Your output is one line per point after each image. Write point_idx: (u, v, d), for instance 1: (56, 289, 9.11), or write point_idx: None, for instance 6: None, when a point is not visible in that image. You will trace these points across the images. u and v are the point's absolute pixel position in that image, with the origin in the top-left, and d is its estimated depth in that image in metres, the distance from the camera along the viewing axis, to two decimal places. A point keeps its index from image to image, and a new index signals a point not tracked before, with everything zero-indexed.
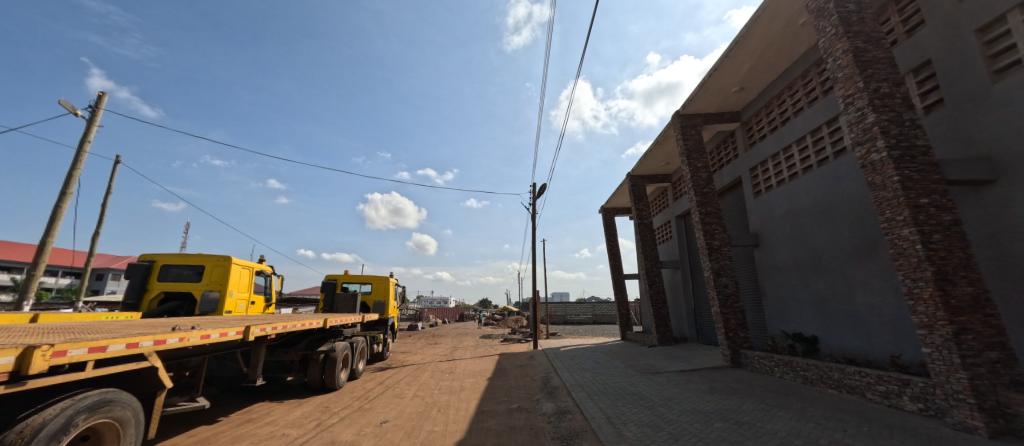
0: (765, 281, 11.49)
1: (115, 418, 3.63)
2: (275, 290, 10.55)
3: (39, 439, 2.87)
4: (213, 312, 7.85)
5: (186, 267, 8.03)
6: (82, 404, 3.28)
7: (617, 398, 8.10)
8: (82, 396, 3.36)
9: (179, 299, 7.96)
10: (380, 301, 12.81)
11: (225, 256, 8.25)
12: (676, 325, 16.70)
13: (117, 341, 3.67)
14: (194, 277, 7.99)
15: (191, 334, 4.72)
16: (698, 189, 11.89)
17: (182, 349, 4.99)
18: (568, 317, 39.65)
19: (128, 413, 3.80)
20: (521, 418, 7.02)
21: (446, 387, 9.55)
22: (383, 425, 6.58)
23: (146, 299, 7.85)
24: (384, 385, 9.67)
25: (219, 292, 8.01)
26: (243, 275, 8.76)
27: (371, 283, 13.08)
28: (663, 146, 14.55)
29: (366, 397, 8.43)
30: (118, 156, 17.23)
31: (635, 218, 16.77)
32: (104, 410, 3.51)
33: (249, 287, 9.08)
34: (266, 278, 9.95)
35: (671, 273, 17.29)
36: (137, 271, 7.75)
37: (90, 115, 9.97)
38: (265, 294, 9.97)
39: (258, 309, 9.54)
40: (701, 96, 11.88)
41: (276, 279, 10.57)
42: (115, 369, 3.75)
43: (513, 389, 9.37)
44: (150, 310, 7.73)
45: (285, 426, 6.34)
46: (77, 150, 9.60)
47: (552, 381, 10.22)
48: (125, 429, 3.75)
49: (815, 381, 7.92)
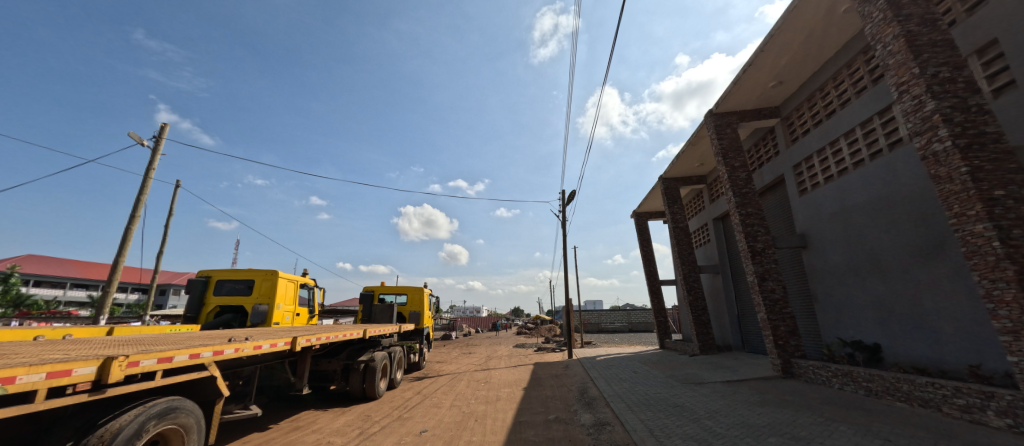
0: (816, 285, 10.74)
1: (180, 425, 3.91)
2: (317, 302, 11.03)
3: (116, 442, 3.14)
4: (262, 324, 8.30)
5: (238, 281, 8.58)
6: (151, 411, 3.56)
7: (659, 410, 7.79)
8: (151, 403, 3.64)
9: (232, 312, 8.48)
10: (416, 311, 13.07)
11: (272, 271, 8.74)
12: (719, 332, 15.88)
13: (182, 351, 3.96)
14: (246, 291, 8.51)
15: (245, 344, 5.02)
16: (736, 189, 11.39)
17: (238, 359, 5.31)
18: (602, 325, 38.90)
19: (192, 420, 4.07)
20: (559, 429, 6.89)
21: (482, 397, 9.55)
22: (422, 434, 6.68)
23: (204, 312, 8.44)
24: (421, 394, 9.82)
25: (268, 305, 8.46)
26: (289, 288, 9.22)
27: (407, 293, 13.32)
28: (696, 146, 14.08)
29: (404, 406, 8.59)
30: (177, 181, 18.83)
31: (669, 221, 16.24)
32: (172, 416, 3.80)
33: (294, 300, 9.52)
34: (309, 290, 10.44)
35: (711, 279, 16.57)
36: (195, 286, 8.37)
37: (154, 144, 10.98)
38: (309, 307, 10.43)
39: (303, 321, 10.00)
40: (736, 93, 11.42)
41: (318, 291, 11.07)
42: (180, 378, 4.05)
43: (549, 400, 9.21)
44: (207, 322, 8.30)
45: (330, 434, 6.56)
46: (142, 177, 10.56)
47: (589, 391, 10.00)
48: (188, 434, 4.01)
49: (881, 393, 7.28)
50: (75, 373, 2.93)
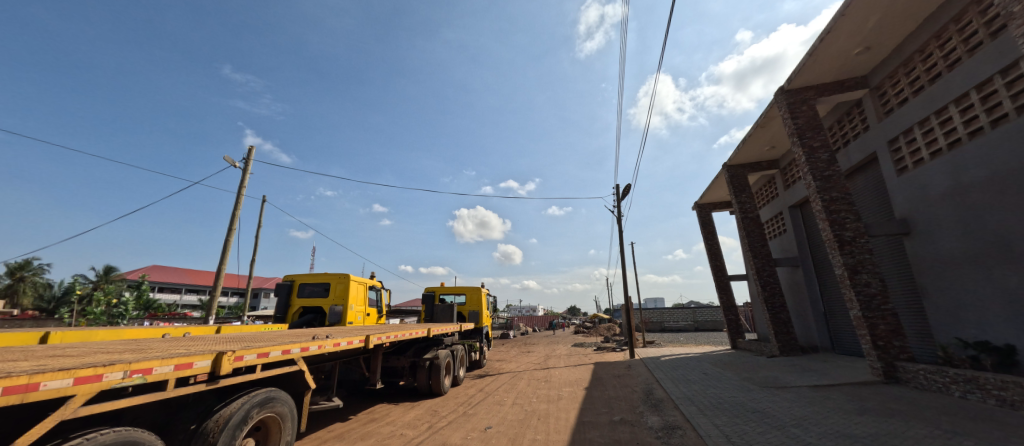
0: (924, 277, 9.31)
1: (277, 413, 4.41)
2: (385, 303, 11.79)
3: (227, 428, 3.64)
4: (338, 323, 9.04)
5: (316, 285, 9.44)
6: (254, 400, 4.05)
7: (736, 415, 7.25)
8: (254, 393, 4.15)
9: (312, 312, 9.34)
10: (475, 311, 13.44)
11: (344, 274, 9.48)
12: (801, 332, 14.40)
13: (276, 348, 4.44)
14: (323, 293, 9.33)
15: (327, 342, 5.50)
16: (816, 173, 10.25)
17: (321, 355, 5.83)
18: (665, 324, 37.04)
19: (287, 409, 4.56)
20: (625, 431, 6.69)
21: (543, 396, 9.56)
22: (487, 430, 6.85)
23: (290, 313, 9.40)
24: (484, 392, 10.07)
25: (342, 306, 9.20)
26: (359, 290, 9.94)
27: (465, 293, 13.74)
28: (766, 129, 12.90)
29: (469, 403, 8.87)
30: (263, 197, 21.18)
31: (737, 212, 15.05)
32: (270, 405, 4.29)
33: (365, 301, 10.26)
34: (377, 292, 11.18)
35: (789, 273, 15.07)
36: (282, 289, 9.36)
37: (244, 165, 12.46)
38: (377, 307, 11.17)
39: (372, 320, 10.74)
40: (812, 66, 10.28)
41: (385, 292, 11.83)
42: (276, 371, 4.54)
43: (613, 400, 8.97)
44: (293, 321, 9.23)
45: (402, 427, 6.98)
46: (235, 195, 12.02)
47: (655, 393, 9.58)
48: (284, 422, 4.51)
49: (1018, 404, 6.12)
50: (195, 365, 3.42)
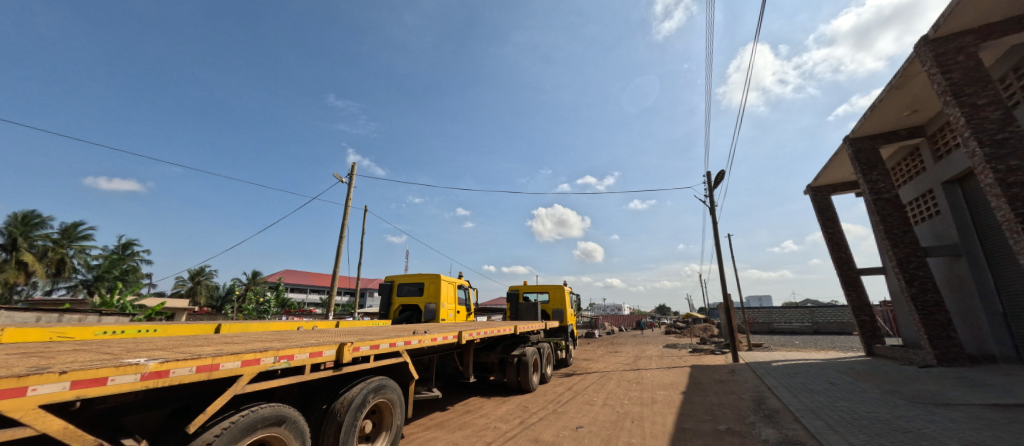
0: None
1: (388, 398, 5.03)
2: (473, 301, 12.42)
3: (351, 409, 4.28)
4: (433, 320, 9.77)
5: (413, 284, 10.33)
6: (370, 386, 4.68)
7: (878, 434, 6.10)
8: (370, 380, 4.78)
9: (410, 310, 10.25)
10: (559, 309, 13.43)
11: (436, 274, 10.20)
12: (969, 338, 11.54)
13: (384, 341, 4.94)
14: (419, 292, 10.17)
15: (425, 337, 5.96)
16: (984, 137, 8.13)
17: (421, 349, 6.34)
18: (775, 325, 32.71)
19: (395, 395, 5.17)
20: (734, 442, 6.06)
21: (635, 398, 9.15)
22: (579, 430, 6.79)
23: (392, 310, 10.44)
24: (572, 390, 10.00)
25: (436, 304, 9.92)
26: (450, 289, 10.62)
27: (549, 291, 13.81)
28: (903, 90, 10.64)
29: (558, 401, 8.89)
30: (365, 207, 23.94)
31: (865, 193, 12.66)
32: (382, 391, 4.91)
33: (455, 299, 10.93)
34: (466, 291, 11.81)
35: (947, 264, 12.20)
36: (385, 289, 10.43)
37: (350, 180, 14.20)
38: (466, 305, 11.81)
39: (462, 317, 11.39)
40: (970, 4, 8.18)
41: (473, 291, 12.46)
42: (386, 362, 5.06)
43: (716, 407, 8.21)
44: (395, 317, 10.24)
45: (496, 420, 7.28)
46: (344, 207, 13.78)
47: (768, 402, 8.53)
48: (393, 407, 5.13)
49: None
50: (324, 353, 3.96)
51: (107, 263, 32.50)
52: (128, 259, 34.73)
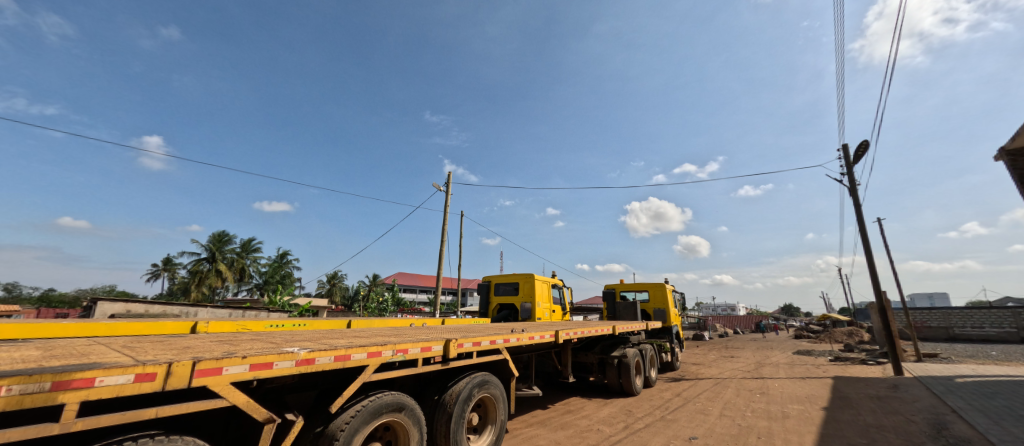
0: None
1: (491, 394, 5.25)
2: (568, 300, 12.29)
3: (459, 402, 4.57)
4: (529, 319, 9.91)
5: (508, 284, 10.65)
6: (475, 381, 4.92)
7: None
8: (474, 375, 5.03)
9: (508, 309, 10.58)
10: (661, 309, 12.47)
11: (530, 274, 10.35)
12: None
13: (485, 338, 5.15)
14: (515, 291, 10.45)
15: (523, 335, 6.05)
16: None
17: (519, 347, 6.45)
18: (957, 330, 25.50)
19: (497, 392, 5.37)
20: None
21: (760, 410, 7.99)
22: (692, 441, 6.16)
23: (491, 309, 10.92)
24: (682, 397, 9.16)
25: (531, 303, 10.05)
26: (544, 288, 10.66)
27: (648, 290, 12.93)
28: None
29: (666, 407, 8.23)
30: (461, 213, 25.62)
31: None
32: (486, 387, 5.14)
33: (549, 298, 10.93)
34: (560, 290, 11.74)
35: None
36: (483, 289, 10.97)
37: (447, 188, 15.35)
38: (561, 304, 11.74)
39: (558, 316, 11.35)
40: None
41: (567, 290, 12.33)
42: (487, 358, 5.27)
43: (873, 429, 6.69)
44: (494, 316, 10.68)
45: (598, 422, 7.03)
46: (443, 213, 14.94)
47: (955, 429, 6.63)
48: (497, 403, 5.34)
49: None
50: (433, 348, 4.28)
51: (272, 269, 40.86)
52: (285, 266, 43.10)
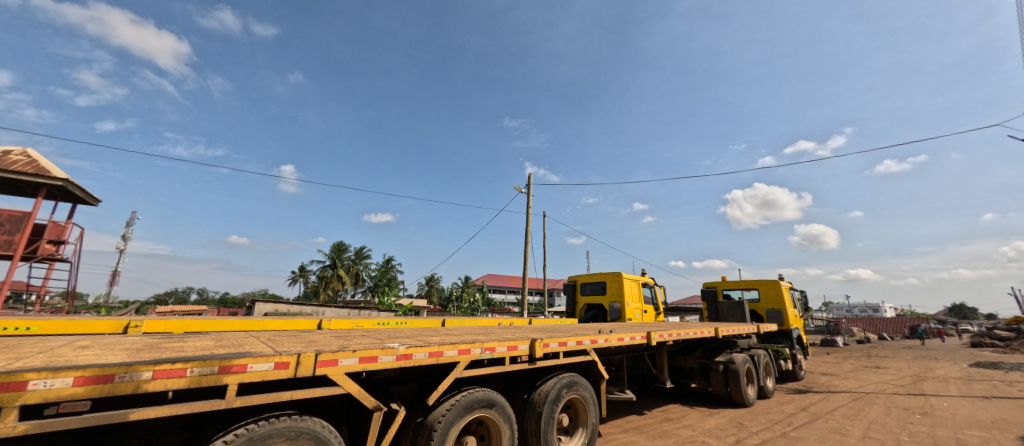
0: None
1: (581, 396, 5.15)
2: (661, 300, 11.47)
3: (548, 401, 4.57)
4: (619, 319, 9.49)
5: (595, 283, 10.37)
6: (563, 381, 4.87)
7: None
8: (562, 375, 4.98)
9: (595, 309, 10.30)
10: (775, 309, 10.88)
11: (617, 273, 9.92)
12: None
13: (571, 338, 5.06)
14: (602, 291, 10.13)
15: (611, 336, 5.80)
16: None
17: (608, 348, 6.20)
18: None
19: (587, 394, 5.25)
20: None
21: (920, 434, 6.43)
22: None
23: (578, 309, 10.75)
24: (809, 412, 7.83)
25: (620, 303, 9.61)
26: (633, 287, 10.11)
27: (757, 288, 11.38)
28: None
29: (788, 423, 7.12)
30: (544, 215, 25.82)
31: None
32: (575, 388, 5.05)
33: (640, 298, 10.33)
34: (651, 289, 11.01)
35: None
36: (569, 288, 10.87)
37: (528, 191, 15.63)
38: (654, 304, 11.01)
39: (651, 317, 10.67)
40: None
41: (659, 289, 11.52)
42: (575, 359, 5.17)
43: None
44: (581, 316, 10.49)
45: (703, 434, 6.39)
46: (526, 215, 15.23)
47: None
48: (587, 405, 5.22)
49: None
50: (519, 348, 4.35)
51: (380, 273, 46.32)
52: (390, 271, 48.42)
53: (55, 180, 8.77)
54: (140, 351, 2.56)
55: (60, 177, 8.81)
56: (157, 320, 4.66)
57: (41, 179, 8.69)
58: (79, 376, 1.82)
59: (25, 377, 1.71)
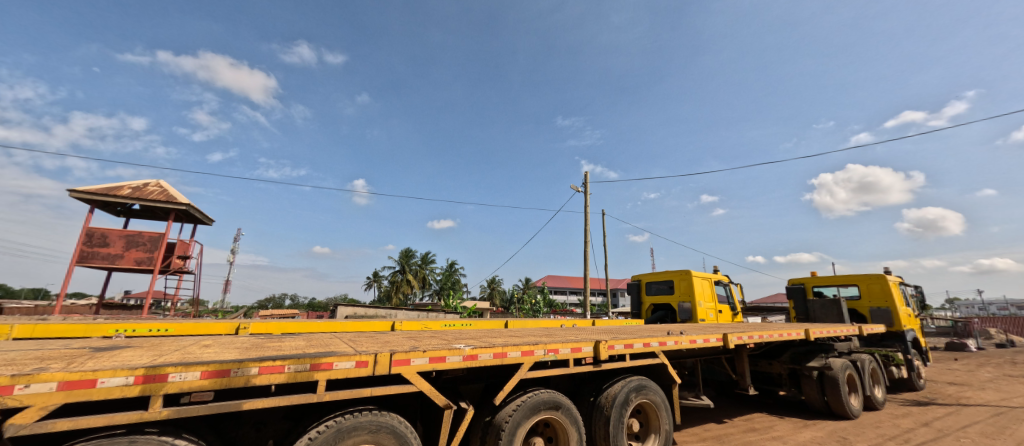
0: None
1: (651, 401, 4.90)
2: (738, 299, 10.53)
3: (616, 405, 4.42)
4: (690, 320, 8.88)
5: (661, 283, 9.84)
6: (631, 385, 4.67)
7: None
8: (630, 379, 4.78)
9: (663, 309, 9.75)
10: (882, 309, 9.38)
11: (686, 270, 9.31)
12: None
13: (638, 340, 4.84)
14: (669, 290, 9.57)
15: (682, 338, 5.44)
16: None
17: (679, 351, 5.82)
18: None
19: (658, 399, 4.98)
20: None
21: None
22: None
23: (644, 309, 10.27)
24: (934, 428, 6.64)
25: (690, 303, 8.99)
26: (705, 285, 9.40)
27: (858, 284, 9.88)
28: None
29: (906, 440, 6.10)
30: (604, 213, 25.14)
31: None
32: (644, 392, 4.82)
33: (713, 297, 9.57)
34: (726, 287, 10.15)
35: None
36: (633, 288, 10.44)
37: (585, 189, 15.34)
38: (730, 304, 10.13)
39: (727, 318, 9.84)
40: None
41: (735, 287, 10.58)
42: (643, 362, 4.93)
43: None
44: (648, 317, 10.01)
45: None
46: (584, 214, 14.96)
47: None
48: (658, 411, 4.95)
49: None
50: (583, 349, 4.26)
51: (444, 277, 48.52)
52: (454, 274, 50.50)
53: (181, 205, 10.48)
54: (249, 349, 2.93)
55: (185, 202, 10.50)
56: (260, 322, 5.34)
57: (172, 205, 10.44)
58: (204, 370, 2.15)
59: (166, 369, 2.06)
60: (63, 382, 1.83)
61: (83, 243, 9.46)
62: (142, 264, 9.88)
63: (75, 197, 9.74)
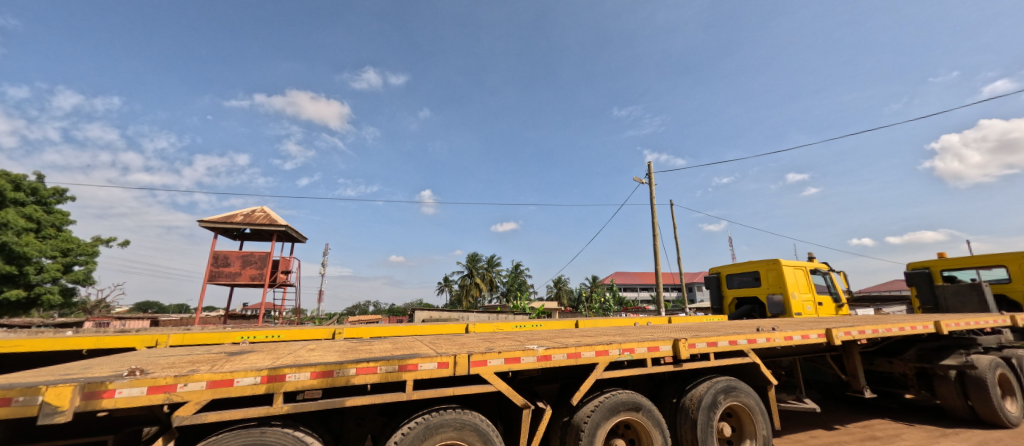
0: None
1: (744, 403, 4.50)
2: (842, 289, 9.24)
3: (702, 408, 4.12)
4: (784, 315, 7.97)
5: (745, 274, 9.01)
6: (718, 386, 4.31)
7: None
8: (717, 379, 4.42)
9: (750, 303, 8.88)
10: None
11: (773, 260, 8.40)
12: None
13: (722, 337, 4.47)
14: (755, 282, 8.71)
15: (775, 335, 4.91)
16: None
17: (772, 349, 5.26)
18: None
19: (752, 401, 4.56)
20: None
21: None
22: None
23: (726, 304, 9.48)
24: None
25: (782, 295, 8.09)
26: (799, 276, 8.39)
27: (1006, 265, 8.08)
28: None
29: None
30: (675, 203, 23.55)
31: None
32: (735, 394, 4.43)
33: (810, 287, 8.51)
34: (826, 276, 8.96)
35: None
36: (712, 282, 9.72)
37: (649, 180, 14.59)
38: (832, 294, 8.93)
39: (829, 310, 8.69)
40: None
41: (838, 275, 9.29)
42: (730, 361, 4.53)
43: None
44: (732, 312, 9.21)
45: None
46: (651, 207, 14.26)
47: None
48: (753, 415, 4.53)
49: None
50: (661, 348, 4.05)
51: (511, 279, 49.35)
52: (520, 276, 51.11)
53: (280, 227, 11.97)
54: (347, 352, 3.26)
55: (283, 224, 11.98)
56: (352, 327, 5.91)
57: (273, 227, 11.99)
58: (313, 370, 2.42)
59: (283, 370, 2.36)
60: (210, 381, 2.19)
61: (211, 264, 11.28)
62: (254, 279, 11.49)
63: (203, 226, 11.65)
